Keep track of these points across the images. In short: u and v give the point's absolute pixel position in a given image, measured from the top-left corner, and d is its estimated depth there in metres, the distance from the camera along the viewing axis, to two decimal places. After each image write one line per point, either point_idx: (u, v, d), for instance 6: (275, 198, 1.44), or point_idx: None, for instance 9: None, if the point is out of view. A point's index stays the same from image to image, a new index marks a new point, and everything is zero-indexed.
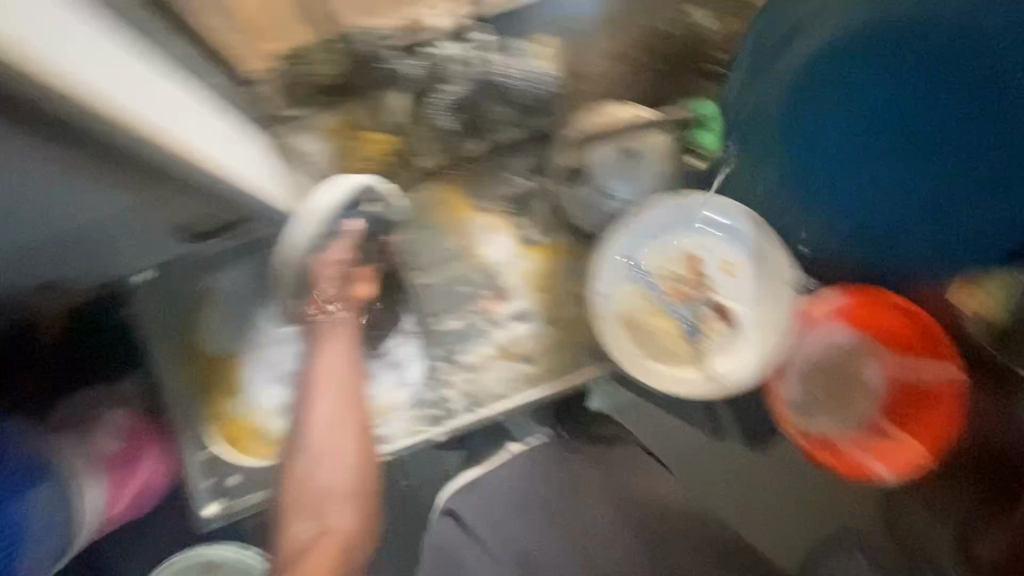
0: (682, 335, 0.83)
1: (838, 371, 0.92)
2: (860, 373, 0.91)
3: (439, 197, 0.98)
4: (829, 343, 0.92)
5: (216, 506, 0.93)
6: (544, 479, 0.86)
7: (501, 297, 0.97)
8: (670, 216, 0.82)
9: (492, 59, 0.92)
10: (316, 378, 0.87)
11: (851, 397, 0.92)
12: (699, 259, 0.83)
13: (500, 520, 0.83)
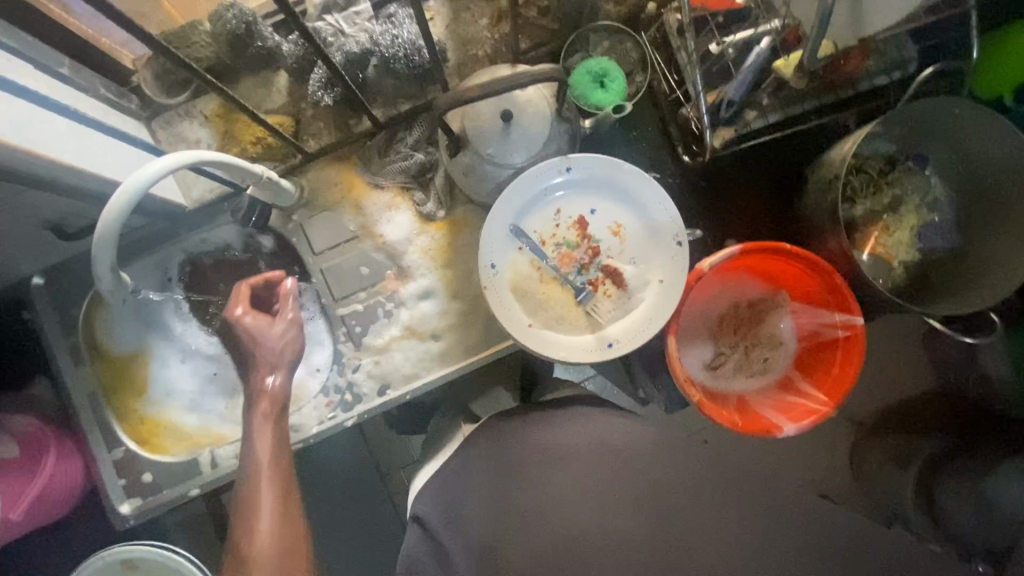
0: (574, 300, 0.81)
1: (744, 331, 0.91)
2: (776, 327, 0.91)
3: (332, 176, 0.97)
4: (737, 296, 0.92)
5: (130, 504, 0.92)
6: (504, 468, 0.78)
7: (403, 276, 0.96)
8: (538, 186, 0.80)
9: (360, 28, 0.91)
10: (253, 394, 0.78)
11: (758, 355, 0.91)
12: (585, 221, 0.82)
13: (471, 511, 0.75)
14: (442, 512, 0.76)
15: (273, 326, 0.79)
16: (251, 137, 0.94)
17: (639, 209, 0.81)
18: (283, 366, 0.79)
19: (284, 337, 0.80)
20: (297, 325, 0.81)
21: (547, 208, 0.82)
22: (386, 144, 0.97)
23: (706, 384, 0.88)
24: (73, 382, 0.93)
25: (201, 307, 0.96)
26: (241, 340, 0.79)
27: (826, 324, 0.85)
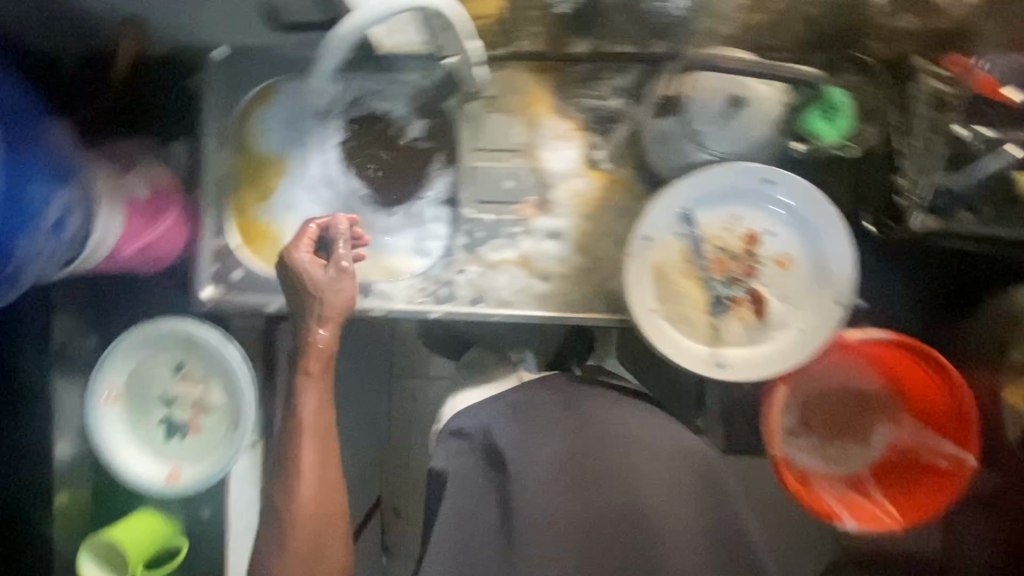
0: (706, 308, 0.78)
1: (838, 416, 0.88)
2: (871, 425, 0.88)
3: (522, 82, 0.94)
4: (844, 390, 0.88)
5: (212, 290, 0.96)
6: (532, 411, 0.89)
7: (541, 209, 0.94)
8: (727, 185, 0.77)
9: None
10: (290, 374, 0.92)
11: (839, 444, 0.88)
12: (756, 238, 0.78)
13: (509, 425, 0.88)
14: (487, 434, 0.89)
15: (327, 275, 0.89)
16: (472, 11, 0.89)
17: (816, 249, 0.76)
18: (333, 319, 0.89)
19: (334, 289, 0.89)
20: (347, 274, 0.90)
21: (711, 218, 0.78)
22: (588, 75, 0.92)
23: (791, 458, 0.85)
24: (211, 161, 0.96)
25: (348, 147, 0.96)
26: (298, 277, 0.89)
27: (920, 449, 0.83)
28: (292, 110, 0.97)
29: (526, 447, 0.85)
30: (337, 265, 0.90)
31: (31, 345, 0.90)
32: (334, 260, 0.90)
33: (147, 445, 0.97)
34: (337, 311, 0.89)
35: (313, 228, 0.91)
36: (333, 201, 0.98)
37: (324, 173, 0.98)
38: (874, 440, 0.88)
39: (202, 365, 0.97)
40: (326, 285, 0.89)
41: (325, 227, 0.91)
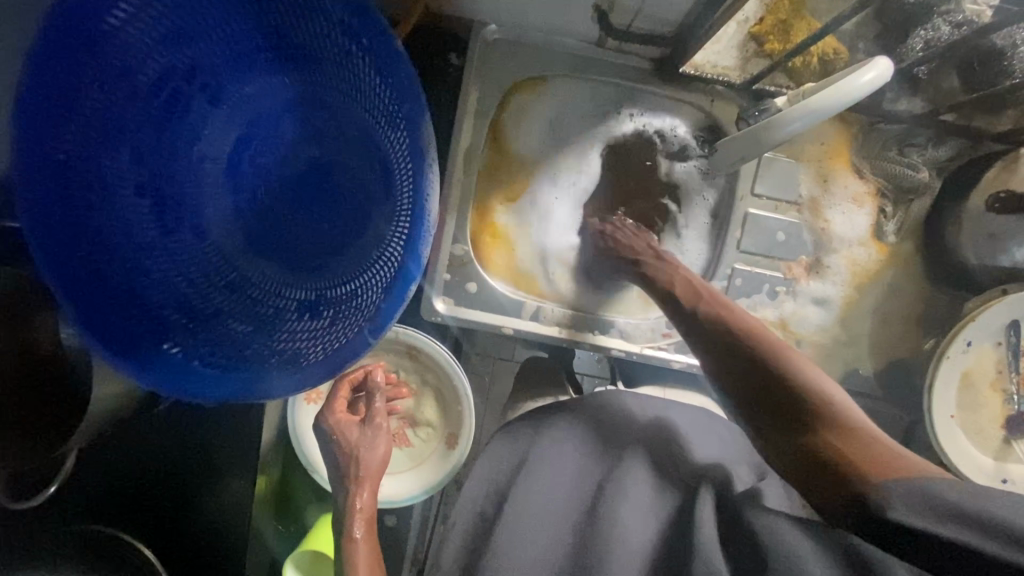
0: (1004, 424, 0.77)
1: None
2: None
3: (824, 132, 0.85)
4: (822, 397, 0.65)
5: (442, 303, 0.87)
6: (591, 418, 0.76)
7: (810, 271, 0.88)
8: None
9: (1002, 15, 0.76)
10: (349, 446, 0.81)
11: None
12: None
13: (599, 413, 0.76)
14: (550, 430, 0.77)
15: (363, 432, 0.82)
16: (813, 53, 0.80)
17: None
18: (370, 479, 0.80)
19: (365, 436, 0.82)
20: (377, 411, 0.84)
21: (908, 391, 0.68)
22: (897, 138, 0.85)
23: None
24: (466, 155, 0.86)
25: (616, 165, 0.88)
26: (330, 443, 0.82)
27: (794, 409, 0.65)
28: (560, 110, 0.87)
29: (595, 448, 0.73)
30: (374, 421, 0.83)
31: None
32: (371, 416, 0.84)
33: None
34: (371, 470, 0.80)
35: (355, 374, 0.88)
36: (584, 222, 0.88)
37: (583, 181, 0.88)
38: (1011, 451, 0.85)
39: (414, 378, 0.91)
40: (361, 438, 0.82)
41: (362, 382, 0.88)
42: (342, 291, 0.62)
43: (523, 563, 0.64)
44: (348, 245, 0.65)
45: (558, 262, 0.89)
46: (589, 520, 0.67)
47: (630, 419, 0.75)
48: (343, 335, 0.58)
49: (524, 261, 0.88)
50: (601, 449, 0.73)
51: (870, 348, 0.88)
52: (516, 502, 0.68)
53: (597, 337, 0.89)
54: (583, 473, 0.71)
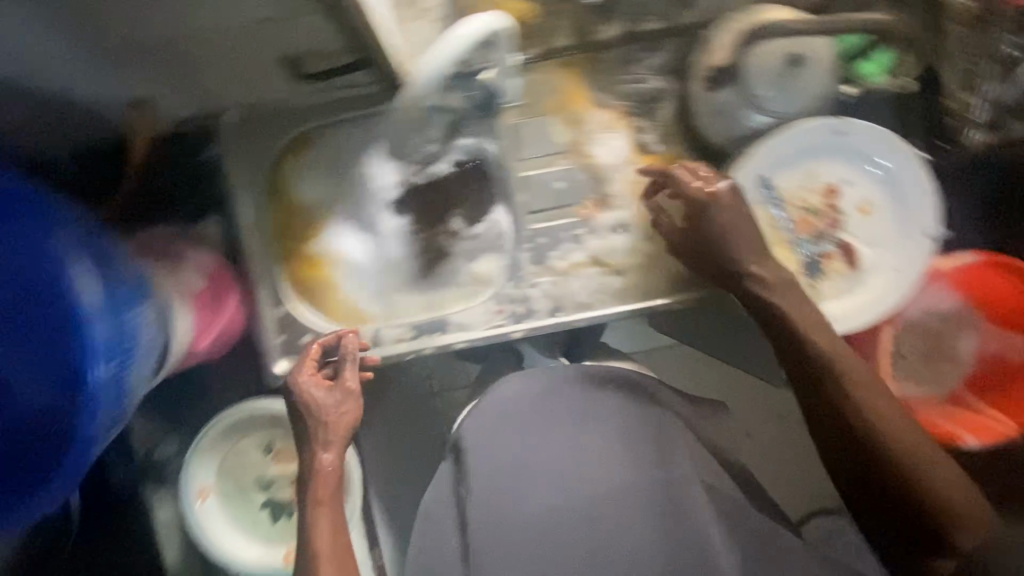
0: (802, 270, 0.79)
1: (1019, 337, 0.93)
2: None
3: (556, 82, 0.91)
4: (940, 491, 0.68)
5: (287, 364, 0.91)
6: (556, 397, 0.82)
7: (600, 203, 0.93)
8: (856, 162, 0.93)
9: None
10: (315, 419, 0.83)
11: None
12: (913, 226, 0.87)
13: (569, 401, 0.82)
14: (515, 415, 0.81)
15: (330, 395, 0.84)
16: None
17: (900, 197, 0.77)
18: (336, 441, 0.83)
19: (339, 410, 0.84)
20: (351, 394, 0.85)
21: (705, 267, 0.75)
22: (620, 60, 0.90)
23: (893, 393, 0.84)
24: (253, 230, 0.91)
25: (395, 179, 0.94)
26: (297, 408, 0.83)
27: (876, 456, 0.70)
28: (331, 158, 0.94)
29: (570, 432, 0.79)
30: (342, 384, 0.85)
31: None
32: (339, 379, 0.85)
33: (256, 534, 0.93)
34: (340, 431, 0.83)
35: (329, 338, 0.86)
36: (398, 247, 0.95)
37: (383, 206, 0.94)
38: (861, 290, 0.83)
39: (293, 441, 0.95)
40: (326, 403, 0.83)
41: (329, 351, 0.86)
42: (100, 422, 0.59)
43: (509, 541, 0.73)
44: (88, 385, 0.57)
45: (384, 284, 0.95)
46: (571, 495, 0.76)
47: (597, 397, 0.82)
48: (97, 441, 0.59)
49: (351, 297, 0.95)
50: (576, 431, 0.80)
51: None
52: (491, 485, 0.76)
53: (440, 339, 0.93)
54: (561, 453, 0.78)
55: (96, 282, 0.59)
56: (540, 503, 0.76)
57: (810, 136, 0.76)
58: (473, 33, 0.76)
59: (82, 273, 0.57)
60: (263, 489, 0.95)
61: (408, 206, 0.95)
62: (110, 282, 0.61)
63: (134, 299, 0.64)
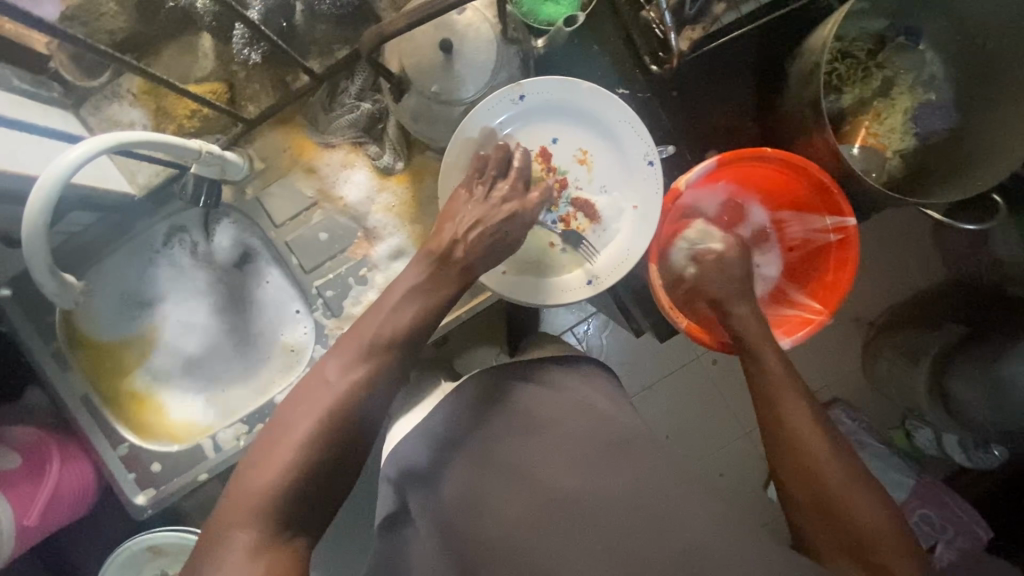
0: (550, 240, 0.76)
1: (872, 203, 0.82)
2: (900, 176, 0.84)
3: (280, 141, 0.90)
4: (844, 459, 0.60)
5: (145, 496, 0.93)
6: (494, 402, 0.75)
7: (369, 236, 0.91)
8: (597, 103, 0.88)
9: None
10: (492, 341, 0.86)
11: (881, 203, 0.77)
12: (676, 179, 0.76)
13: (527, 411, 0.74)
14: (451, 432, 0.74)
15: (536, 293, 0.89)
16: (186, 111, 0.87)
17: (610, 134, 0.74)
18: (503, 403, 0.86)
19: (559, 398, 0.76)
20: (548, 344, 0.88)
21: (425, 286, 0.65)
22: (328, 99, 0.89)
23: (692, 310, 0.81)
24: (63, 389, 0.93)
25: (178, 283, 0.95)
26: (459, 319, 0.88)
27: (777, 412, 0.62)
28: (112, 291, 0.94)
29: (530, 446, 0.71)
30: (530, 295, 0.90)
31: None
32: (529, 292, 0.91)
33: None
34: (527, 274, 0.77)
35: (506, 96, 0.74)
36: (208, 351, 0.95)
37: (182, 311, 0.95)
38: (616, 231, 0.75)
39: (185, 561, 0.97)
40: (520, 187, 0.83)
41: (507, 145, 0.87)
42: None
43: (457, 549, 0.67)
44: None
45: (209, 386, 0.96)
46: (527, 500, 0.67)
47: (551, 408, 0.74)
48: None
49: (182, 413, 0.95)
50: (535, 434, 0.72)
51: None
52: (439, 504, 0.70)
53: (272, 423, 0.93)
54: (511, 459, 0.70)
55: None
56: (481, 512, 0.68)
57: (496, 111, 0.73)
58: (94, 153, 0.65)
59: None
60: None
61: (201, 299, 0.95)
62: None
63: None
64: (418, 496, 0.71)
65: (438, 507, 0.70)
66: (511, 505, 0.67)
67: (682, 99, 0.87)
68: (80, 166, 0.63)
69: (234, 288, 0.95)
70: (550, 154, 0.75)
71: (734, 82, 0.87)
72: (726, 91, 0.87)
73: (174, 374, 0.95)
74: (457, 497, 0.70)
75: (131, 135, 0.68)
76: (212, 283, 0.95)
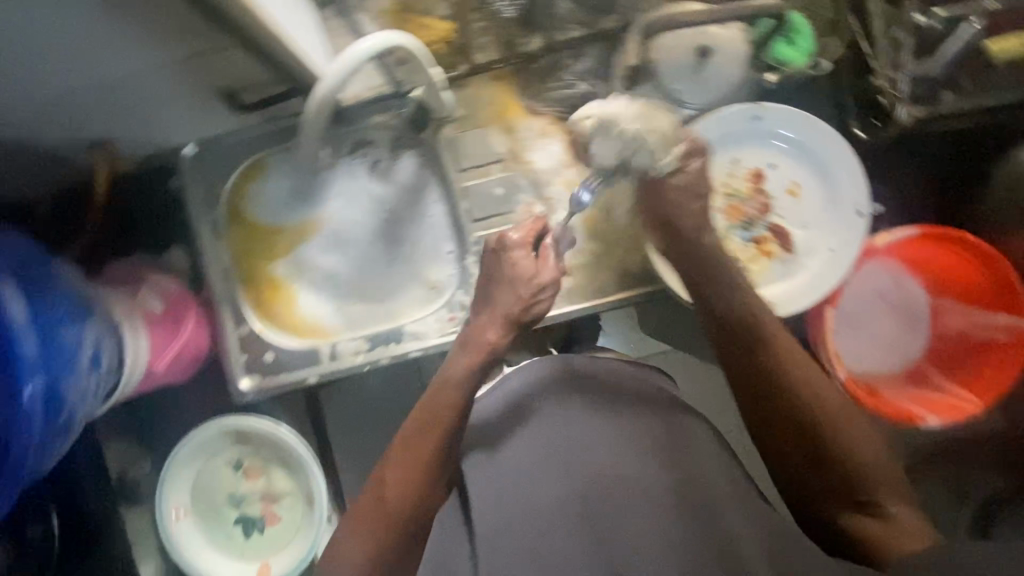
0: (736, 257, 0.79)
1: None
2: None
3: (490, 93, 0.94)
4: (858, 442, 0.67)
5: (250, 381, 0.95)
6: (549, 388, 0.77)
7: (542, 205, 0.94)
8: None
9: None
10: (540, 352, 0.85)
11: None
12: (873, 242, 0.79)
13: (575, 404, 0.76)
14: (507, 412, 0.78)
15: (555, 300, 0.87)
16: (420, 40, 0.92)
17: (827, 176, 0.78)
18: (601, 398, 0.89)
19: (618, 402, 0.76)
20: None
21: (501, 288, 0.80)
22: (550, 69, 0.93)
23: (850, 372, 0.86)
24: (211, 257, 0.96)
25: (352, 190, 0.97)
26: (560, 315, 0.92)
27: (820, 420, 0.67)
28: (288, 182, 0.98)
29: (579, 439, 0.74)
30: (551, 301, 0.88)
31: (92, 489, 0.89)
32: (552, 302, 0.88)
33: (232, 548, 0.97)
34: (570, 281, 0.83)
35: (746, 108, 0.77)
36: (355, 262, 0.98)
37: (346, 216, 0.97)
38: (803, 266, 0.78)
39: (263, 456, 0.98)
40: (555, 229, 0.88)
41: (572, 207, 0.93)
42: (43, 443, 0.59)
43: (507, 520, 0.71)
44: (33, 405, 0.56)
45: (343, 296, 0.98)
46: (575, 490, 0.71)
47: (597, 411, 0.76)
48: (56, 442, 0.62)
49: (309, 314, 0.97)
50: (585, 430, 0.74)
51: (624, 244, 0.92)
52: (495, 480, 0.74)
53: (394, 349, 0.95)
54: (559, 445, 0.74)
55: (26, 304, 0.58)
56: (527, 486, 0.72)
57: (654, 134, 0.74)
58: (375, 48, 0.69)
59: (10, 291, 0.57)
60: (233, 503, 0.98)
61: (367, 211, 0.98)
62: (39, 304, 0.60)
63: (70, 317, 0.64)
64: (484, 473, 0.74)
65: (494, 474, 0.74)
66: (549, 488, 0.72)
67: (874, 167, 0.91)
68: (364, 55, 0.68)
69: (399, 211, 0.98)
70: (763, 176, 0.79)
71: (928, 167, 0.91)
72: (918, 173, 0.91)
73: (316, 274, 0.98)
74: (513, 469, 0.74)
75: (404, 40, 0.72)
76: (381, 199, 0.97)
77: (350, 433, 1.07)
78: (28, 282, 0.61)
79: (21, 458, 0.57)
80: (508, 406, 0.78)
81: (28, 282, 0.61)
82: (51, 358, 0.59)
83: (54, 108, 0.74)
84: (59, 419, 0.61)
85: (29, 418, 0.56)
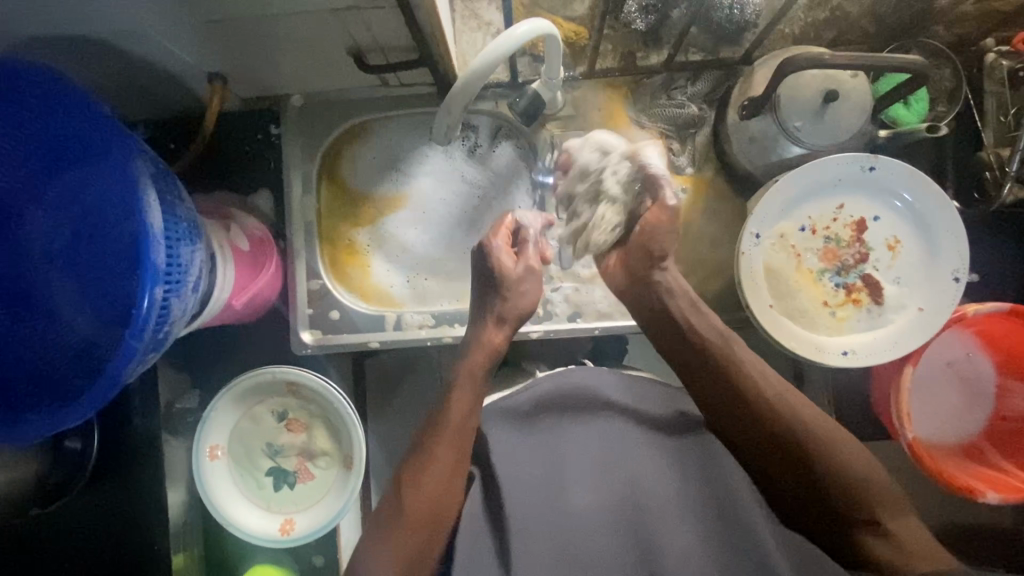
0: (825, 300, 0.80)
1: None
2: None
3: (599, 99, 0.96)
4: (848, 466, 0.70)
5: (311, 335, 0.95)
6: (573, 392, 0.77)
7: None
8: None
9: None
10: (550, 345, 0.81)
11: None
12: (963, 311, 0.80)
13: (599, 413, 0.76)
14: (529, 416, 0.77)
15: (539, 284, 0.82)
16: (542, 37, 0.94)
17: (927, 237, 0.79)
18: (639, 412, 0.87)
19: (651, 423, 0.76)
20: None
21: (488, 288, 0.80)
22: (661, 86, 0.95)
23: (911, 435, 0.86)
24: (297, 207, 0.97)
25: (448, 168, 0.98)
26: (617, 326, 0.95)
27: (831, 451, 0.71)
28: (384, 150, 0.99)
29: (607, 446, 0.73)
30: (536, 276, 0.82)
31: (140, 409, 0.89)
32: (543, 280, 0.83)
33: (259, 498, 0.96)
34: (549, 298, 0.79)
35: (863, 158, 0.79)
36: (435, 238, 0.98)
37: (434, 192, 0.99)
38: (889, 321, 0.79)
39: (307, 413, 0.97)
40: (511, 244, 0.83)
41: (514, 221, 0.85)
42: (145, 350, 0.60)
43: (539, 519, 0.70)
44: (150, 312, 0.57)
45: (417, 269, 0.98)
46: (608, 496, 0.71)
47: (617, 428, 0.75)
48: (154, 351, 0.63)
49: (380, 281, 0.98)
50: (610, 441, 0.74)
51: (703, 269, 0.93)
52: (523, 477, 0.72)
53: (458, 330, 0.95)
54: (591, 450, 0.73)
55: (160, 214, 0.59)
56: (555, 487, 0.72)
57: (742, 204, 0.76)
58: (530, 34, 0.71)
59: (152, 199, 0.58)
60: (268, 454, 0.97)
61: (457, 192, 0.98)
62: (168, 217, 0.61)
63: (183, 236, 0.64)
64: (513, 472, 0.73)
65: (519, 468, 0.73)
66: (578, 493, 0.71)
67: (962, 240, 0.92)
68: (521, 39, 0.70)
69: (489, 197, 0.98)
70: (863, 227, 0.80)
71: (1016, 251, 0.92)
72: (1005, 254, 0.92)
73: (394, 244, 0.98)
74: (538, 469, 0.73)
75: (553, 32, 0.74)
76: (473, 182, 0.99)
77: (390, 406, 1.07)
78: (161, 194, 0.62)
79: (127, 360, 0.57)
80: (538, 405, 0.77)
81: (162, 194, 0.62)
82: (170, 271, 0.60)
83: (193, 37, 0.76)
84: (163, 331, 0.62)
85: (144, 323, 0.57)
